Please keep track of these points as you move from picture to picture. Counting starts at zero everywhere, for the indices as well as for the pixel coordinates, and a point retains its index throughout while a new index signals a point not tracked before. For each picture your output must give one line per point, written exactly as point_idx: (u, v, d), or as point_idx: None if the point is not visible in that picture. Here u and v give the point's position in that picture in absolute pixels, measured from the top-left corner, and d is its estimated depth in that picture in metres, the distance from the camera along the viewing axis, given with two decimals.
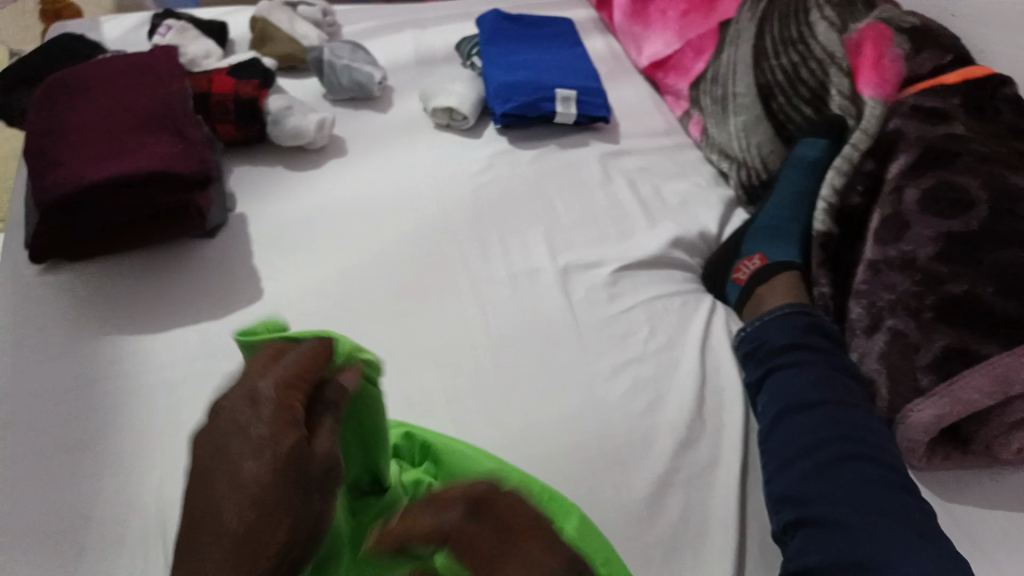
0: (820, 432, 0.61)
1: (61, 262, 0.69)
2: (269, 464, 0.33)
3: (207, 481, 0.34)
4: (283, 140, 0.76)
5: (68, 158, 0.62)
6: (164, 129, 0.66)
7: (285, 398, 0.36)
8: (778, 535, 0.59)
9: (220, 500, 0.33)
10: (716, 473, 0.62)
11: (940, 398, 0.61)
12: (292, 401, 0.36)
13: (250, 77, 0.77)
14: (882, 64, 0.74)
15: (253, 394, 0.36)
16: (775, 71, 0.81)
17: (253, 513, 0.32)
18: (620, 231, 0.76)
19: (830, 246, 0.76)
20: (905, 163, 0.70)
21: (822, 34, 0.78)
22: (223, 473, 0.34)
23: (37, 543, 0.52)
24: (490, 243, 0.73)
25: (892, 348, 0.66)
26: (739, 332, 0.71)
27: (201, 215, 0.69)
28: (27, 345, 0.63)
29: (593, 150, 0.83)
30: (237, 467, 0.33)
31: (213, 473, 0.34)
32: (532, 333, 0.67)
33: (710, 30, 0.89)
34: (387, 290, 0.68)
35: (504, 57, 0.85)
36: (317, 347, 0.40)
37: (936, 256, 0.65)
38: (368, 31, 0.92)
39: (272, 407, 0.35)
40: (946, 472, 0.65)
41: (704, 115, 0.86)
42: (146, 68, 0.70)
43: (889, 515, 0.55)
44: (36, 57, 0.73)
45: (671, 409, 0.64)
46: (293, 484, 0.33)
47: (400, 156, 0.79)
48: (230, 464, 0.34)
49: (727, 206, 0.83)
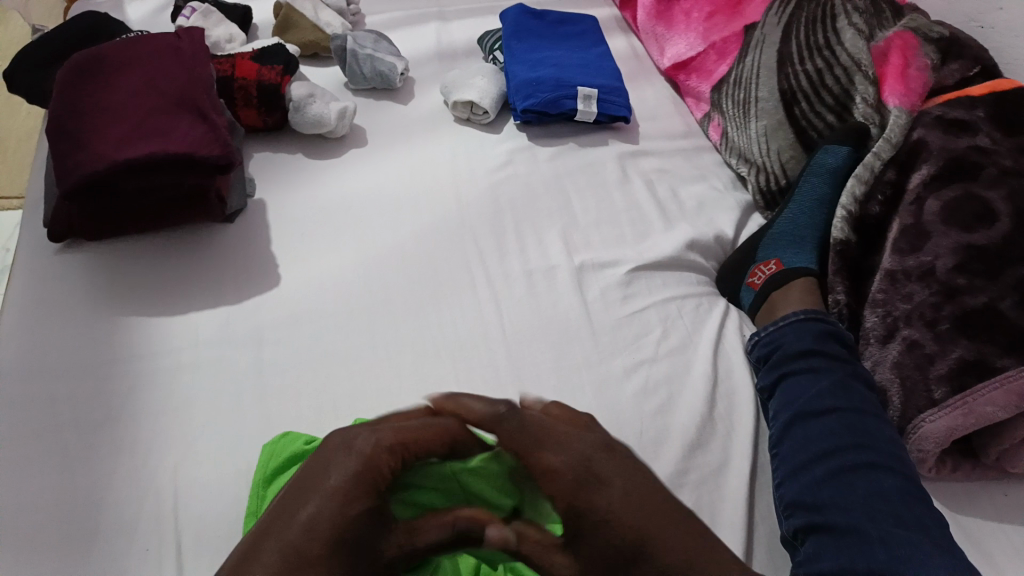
0: (833, 440, 0.61)
1: (80, 241, 0.69)
2: (353, 511, 0.39)
3: (293, 502, 0.40)
4: (305, 128, 0.77)
5: (91, 138, 0.62)
6: (189, 112, 0.67)
7: (377, 460, 0.42)
8: (789, 540, 0.59)
9: (293, 524, 0.39)
10: (727, 476, 0.62)
11: (953, 409, 0.61)
12: (380, 466, 0.41)
13: (273, 63, 0.77)
14: (907, 73, 0.75)
15: (355, 444, 0.42)
16: (799, 76, 0.80)
17: (322, 549, 0.38)
18: (637, 232, 0.75)
19: (848, 254, 0.74)
20: (927, 174, 0.70)
21: (849, 40, 0.78)
22: (305, 502, 0.39)
23: (53, 520, 0.53)
24: (508, 239, 0.73)
25: (907, 358, 0.65)
26: (752, 337, 0.71)
27: (221, 201, 0.69)
28: (45, 323, 0.63)
29: (612, 149, 0.83)
30: (318, 504, 0.39)
31: (298, 495, 0.40)
32: (548, 330, 0.67)
33: (734, 34, 0.89)
34: (405, 282, 0.68)
35: (527, 53, 0.85)
36: (443, 427, 0.45)
37: (955, 267, 0.65)
38: (391, 22, 0.92)
39: (362, 463, 0.41)
40: (955, 484, 0.65)
41: (725, 119, 0.86)
42: (171, 49, 0.70)
43: (900, 524, 0.55)
44: (60, 35, 0.73)
45: (684, 411, 0.64)
46: (369, 526, 0.40)
47: (420, 149, 0.79)
48: (314, 498, 0.40)
49: (744, 210, 0.83)
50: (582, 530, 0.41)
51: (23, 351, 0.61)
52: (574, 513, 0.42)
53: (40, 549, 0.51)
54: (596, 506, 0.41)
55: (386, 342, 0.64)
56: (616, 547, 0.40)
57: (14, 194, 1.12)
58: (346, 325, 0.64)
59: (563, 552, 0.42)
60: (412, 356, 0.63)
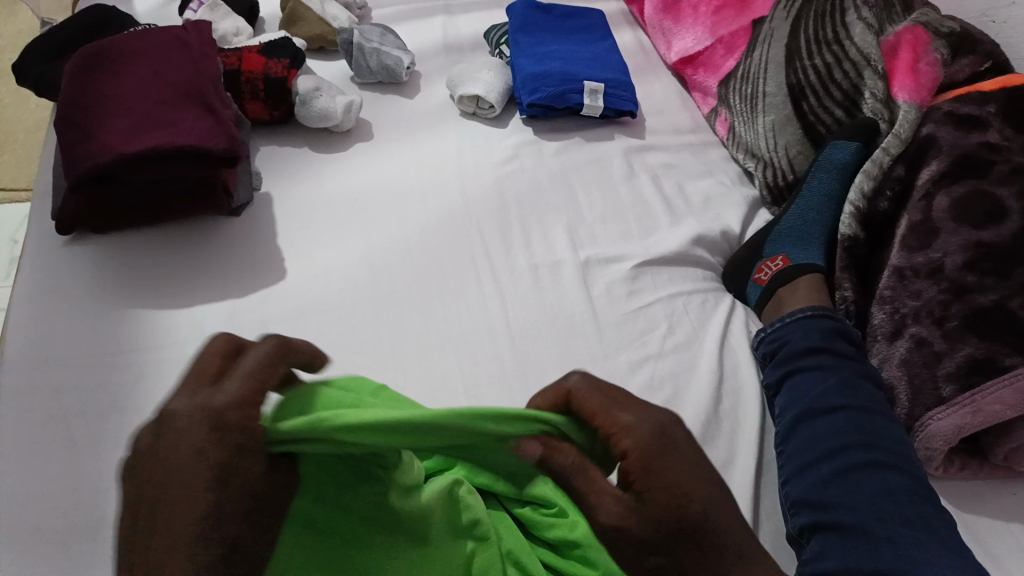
0: (840, 437, 0.60)
1: (86, 233, 0.69)
2: (252, 472, 0.34)
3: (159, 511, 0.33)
4: (311, 122, 0.77)
5: (98, 131, 0.62)
6: (196, 105, 0.67)
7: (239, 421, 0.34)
8: (795, 537, 0.59)
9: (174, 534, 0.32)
10: (732, 473, 0.62)
11: (962, 408, 0.60)
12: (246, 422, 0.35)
13: (280, 56, 0.77)
14: (916, 68, 0.74)
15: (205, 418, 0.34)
16: (807, 71, 0.80)
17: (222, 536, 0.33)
18: (643, 227, 0.75)
19: (856, 251, 0.74)
20: (936, 170, 0.70)
21: (858, 35, 0.78)
22: (173, 505, 0.33)
23: (60, 510, 0.53)
24: (513, 233, 0.72)
25: (915, 356, 0.65)
26: (759, 333, 0.71)
27: (226, 193, 0.69)
28: (53, 314, 0.63)
29: (618, 144, 0.82)
30: (188, 501, 0.33)
31: (161, 503, 0.33)
32: (552, 325, 0.67)
33: (741, 28, 0.88)
34: (410, 275, 0.68)
35: (533, 47, 0.84)
36: (271, 348, 0.38)
37: (965, 265, 0.64)
38: (397, 15, 0.91)
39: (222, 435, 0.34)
40: (963, 483, 0.64)
41: (732, 113, 0.85)
42: (178, 42, 0.70)
43: (906, 523, 0.55)
44: (68, 28, 0.74)
45: (690, 407, 0.64)
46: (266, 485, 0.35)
47: (426, 143, 0.79)
48: (180, 497, 0.33)
49: (751, 205, 0.83)
50: (651, 486, 0.38)
51: (30, 341, 0.61)
52: (646, 473, 0.38)
53: (48, 540, 0.52)
54: (672, 473, 0.38)
55: (391, 335, 0.64)
56: (680, 511, 0.38)
57: (23, 185, 1.13)
58: (350, 317, 0.64)
59: (622, 502, 0.38)
60: (417, 349, 0.63)
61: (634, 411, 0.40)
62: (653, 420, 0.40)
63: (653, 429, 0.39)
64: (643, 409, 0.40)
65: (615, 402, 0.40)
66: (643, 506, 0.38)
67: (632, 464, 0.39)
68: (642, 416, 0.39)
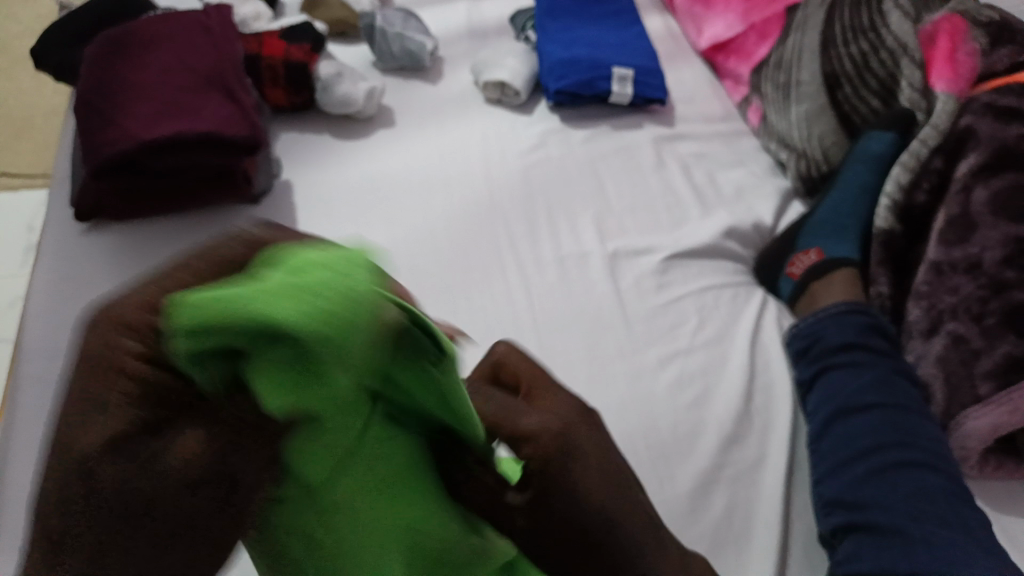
0: (877, 436, 0.59)
1: (105, 220, 0.68)
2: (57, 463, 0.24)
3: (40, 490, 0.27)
4: (332, 108, 0.75)
5: (120, 117, 0.61)
6: (217, 91, 0.65)
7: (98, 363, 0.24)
8: (827, 538, 0.57)
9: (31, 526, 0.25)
10: (764, 471, 0.61)
11: (998, 407, 0.59)
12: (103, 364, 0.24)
13: (302, 41, 0.75)
14: (956, 58, 0.70)
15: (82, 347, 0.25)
16: (843, 59, 0.77)
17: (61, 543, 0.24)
18: (672, 219, 0.73)
19: (892, 244, 0.72)
20: (974, 163, 0.67)
21: (894, 23, 0.75)
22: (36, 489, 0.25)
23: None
24: (539, 223, 0.71)
25: (952, 353, 0.63)
26: (791, 328, 0.69)
27: (248, 181, 0.68)
28: (73, 300, 0.62)
29: (647, 133, 0.80)
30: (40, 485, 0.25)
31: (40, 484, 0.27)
32: (581, 318, 0.65)
33: (775, 16, 0.84)
34: (434, 265, 0.66)
35: (561, 32, 0.82)
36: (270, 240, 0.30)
37: (1004, 260, 0.62)
38: (420, 0, 0.90)
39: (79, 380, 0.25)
40: (999, 484, 0.62)
41: (764, 102, 0.83)
42: (199, 26, 0.68)
43: (944, 524, 0.53)
44: (88, 10, 0.72)
45: (720, 404, 0.62)
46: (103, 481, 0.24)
47: (450, 130, 0.77)
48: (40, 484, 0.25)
49: (783, 197, 0.80)
50: (552, 488, 0.33)
51: (50, 330, 0.60)
52: (544, 479, 0.33)
53: None
54: (575, 482, 0.33)
55: None
56: (574, 528, 0.33)
57: (40, 171, 1.11)
58: None
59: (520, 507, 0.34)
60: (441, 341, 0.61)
61: (552, 394, 0.36)
62: (557, 418, 0.34)
63: (550, 431, 0.33)
64: (561, 398, 0.36)
65: (527, 393, 0.37)
66: (524, 509, 0.34)
67: (531, 462, 0.33)
68: (561, 403, 0.36)
